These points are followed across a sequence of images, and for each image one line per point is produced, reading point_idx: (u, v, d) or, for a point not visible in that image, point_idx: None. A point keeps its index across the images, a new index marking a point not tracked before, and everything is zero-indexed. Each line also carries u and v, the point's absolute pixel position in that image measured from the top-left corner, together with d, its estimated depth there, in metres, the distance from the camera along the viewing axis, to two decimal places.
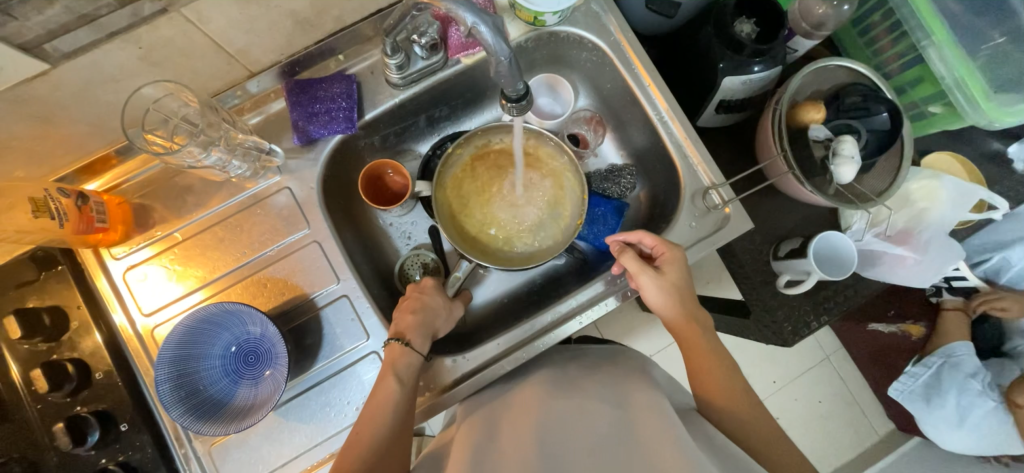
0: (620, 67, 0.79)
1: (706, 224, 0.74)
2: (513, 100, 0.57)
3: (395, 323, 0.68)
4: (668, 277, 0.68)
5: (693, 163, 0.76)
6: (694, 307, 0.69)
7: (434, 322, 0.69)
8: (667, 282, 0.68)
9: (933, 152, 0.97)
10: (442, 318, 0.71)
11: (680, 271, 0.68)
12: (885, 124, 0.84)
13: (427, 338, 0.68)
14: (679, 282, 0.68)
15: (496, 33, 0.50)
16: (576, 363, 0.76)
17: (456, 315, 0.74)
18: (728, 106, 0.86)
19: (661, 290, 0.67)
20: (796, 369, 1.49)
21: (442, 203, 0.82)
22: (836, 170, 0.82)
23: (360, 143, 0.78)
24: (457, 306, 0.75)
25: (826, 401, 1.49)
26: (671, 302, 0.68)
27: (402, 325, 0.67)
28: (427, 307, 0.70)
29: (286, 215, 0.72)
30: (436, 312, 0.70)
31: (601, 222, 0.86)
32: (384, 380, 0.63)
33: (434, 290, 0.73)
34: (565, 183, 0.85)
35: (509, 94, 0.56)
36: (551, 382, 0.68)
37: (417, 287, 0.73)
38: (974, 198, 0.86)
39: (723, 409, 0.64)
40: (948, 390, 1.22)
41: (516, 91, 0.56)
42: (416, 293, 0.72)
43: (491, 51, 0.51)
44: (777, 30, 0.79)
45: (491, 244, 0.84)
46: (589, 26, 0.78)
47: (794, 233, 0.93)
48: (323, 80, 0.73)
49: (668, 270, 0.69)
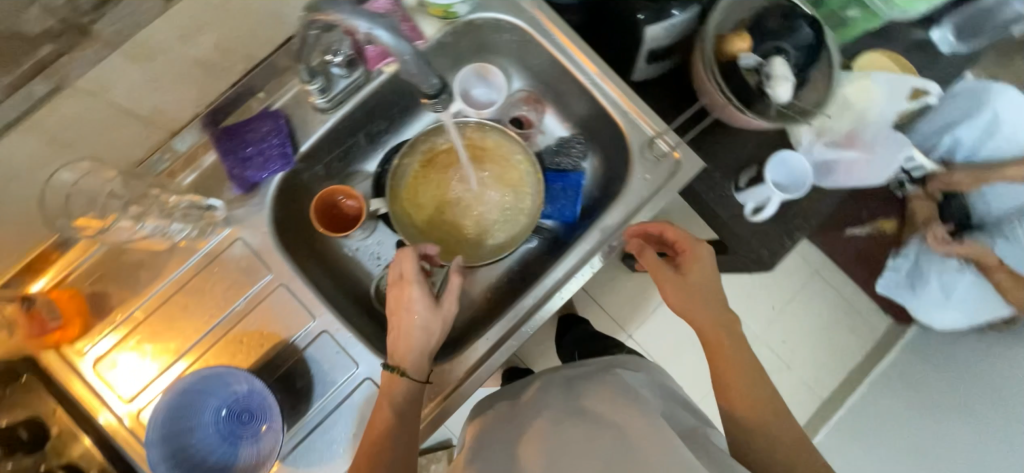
0: (547, 39, 0.78)
1: (659, 173, 0.75)
2: (433, 96, 0.60)
3: (395, 340, 0.67)
4: (689, 277, 0.71)
5: (634, 117, 0.76)
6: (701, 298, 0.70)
7: (431, 340, 0.68)
8: (686, 280, 0.71)
9: (865, 53, 0.99)
10: (439, 326, 0.69)
11: (700, 270, 0.71)
12: (810, 37, 0.85)
13: (425, 351, 0.68)
14: (701, 281, 0.71)
15: (394, 34, 0.50)
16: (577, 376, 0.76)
17: (450, 317, 0.70)
18: (659, 55, 0.87)
19: (682, 289, 0.70)
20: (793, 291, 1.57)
21: (402, 216, 0.83)
22: (774, 91, 0.84)
23: (303, 177, 0.77)
24: (449, 305, 0.70)
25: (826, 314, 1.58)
26: (693, 302, 0.70)
27: (402, 342, 0.67)
28: (426, 324, 0.68)
29: (245, 266, 0.70)
30: (432, 330, 0.68)
31: (562, 197, 0.87)
32: (379, 410, 0.64)
33: (422, 301, 0.68)
34: (518, 167, 0.86)
35: (427, 92, 0.60)
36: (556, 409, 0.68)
37: (403, 303, 0.68)
38: (907, 89, 0.88)
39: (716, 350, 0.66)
40: (928, 274, 1.32)
41: (434, 86, 0.60)
42: (407, 308, 0.68)
43: (398, 54, 0.52)
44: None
45: (461, 244, 0.84)
46: (503, 8, 0.77)
47: (750, 162, 0.95)
48: (248, 121, 0.70)
49: (688, 268, 0.71)
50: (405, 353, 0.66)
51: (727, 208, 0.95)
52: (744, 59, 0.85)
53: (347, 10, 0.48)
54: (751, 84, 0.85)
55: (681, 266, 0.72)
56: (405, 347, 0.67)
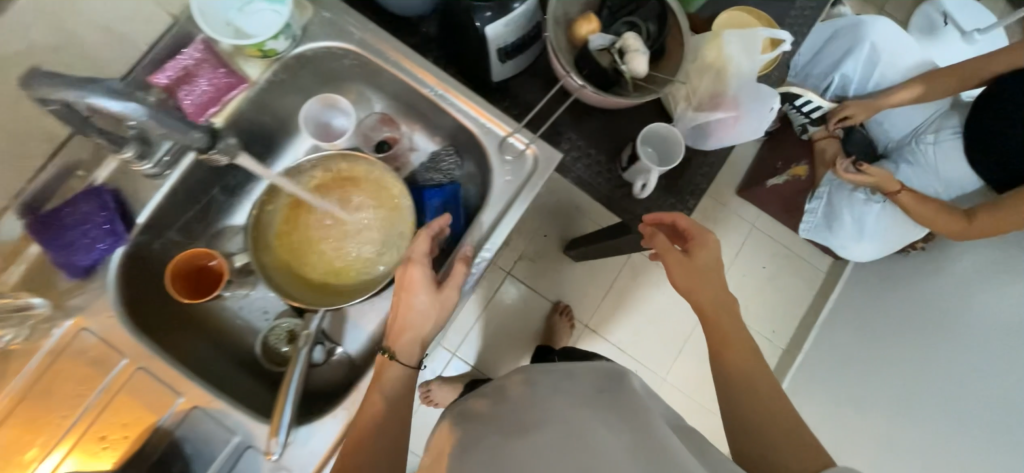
0: (382, 57, 0.74)
1: (521, 171, 0.73)
2: (209, 148, 0.65)
3: (396, 326, 0.69)
4: (695, 258, 0.73)
5: (485, 122, 0.74)
6: (698, 279, 0.73)
7: (426, 327, 0.69)
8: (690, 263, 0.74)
9: (724, 11, 0.99)
10: (436, 310, 0.69)
11: (707, 258, 0.73)
12: (656, 8, 0.87)
13: (419, 338, 0.69)
14: (704, 265, 0.73)
15: (122, 98, 0.53)
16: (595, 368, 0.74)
17: (449, 303, 0.69)
18: (510, 53, 0.86)
19: (685, 269, 0.73)
20: (734, 249, 1.64)
21: (276, 266, 0.79)
22: (630, 66, 0.82)
23: (153, 247, 0.72)
24: (450, 293, 0.69)
25: (768, 265, 1.64)
26: (695, 284, 0.73)
27: (401, 328, 0.68)
28: (424, 310, 0.68)
29: (95, 356, 0.66)
30: (427, 316, 0.68)
31: (443, 213, 0.83)
32: (372, 395, 0.66)
33: (423, 287, 0.68)
34: (391, 190, 0.82)
35: (200, 146, 0.64)
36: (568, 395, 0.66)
37: (406, 284, 0.68)
38: (757, 41, 0.88)
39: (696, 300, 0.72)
40: (841, 210, 1.35)
41: (202, 140, 0.64)
42: (410, 292, 0.68)
43: (132, 117, 0.54)
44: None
45: (345, 282, 0.81)
46: (329, 35, 0.73)
47: (624, 141, 0.96)
48: (67, 203, 0.64)
49: (695, 252, 0.74)
50: (403, 340, 0.69)
51: (616, 189, 0.98)
52: (595, 41, 0.84)
53: (61, 85, 0.48)
54: (605, 66, 0.84)
55: (688, 250, 0.75)
56: (403, 332, 0.68)
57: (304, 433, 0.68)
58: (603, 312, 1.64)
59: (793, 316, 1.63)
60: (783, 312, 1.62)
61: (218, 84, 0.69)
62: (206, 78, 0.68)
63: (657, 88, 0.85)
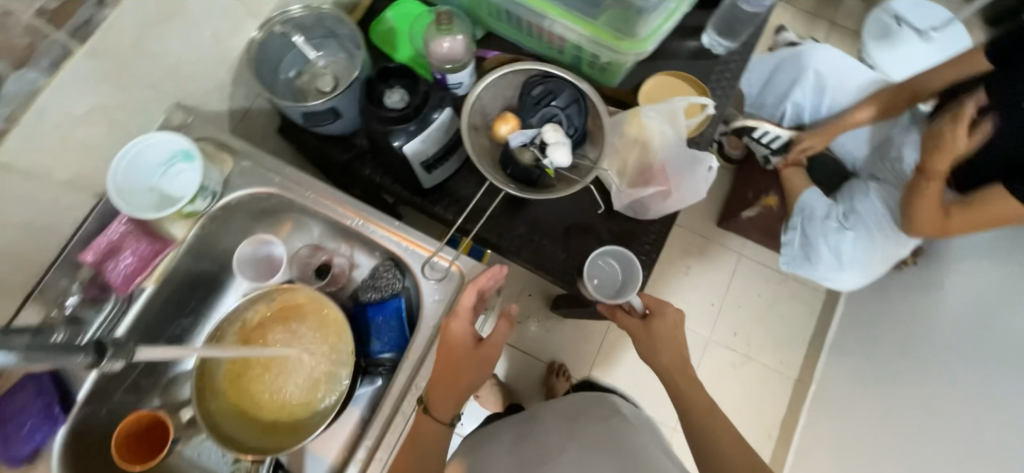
0: (300, 195, 0.78)
1: (447, 290, 0.75)
2: (101, 358, 0.56)
3: (438, 382, 0.72)
4: (651, 323, 0.84)
5: (408, 246, 0.77)
6: (662, 346, 0.82)
7: (463, 381, 0.73)
8: (647, 332, 0.84)
9: (648, 79, 1.00)
10: (477, 361, 0.74)
11: (661, 325, 0.83)
12: (574, 94, 0.88)
13: (456, 394, 0.73)
14: (666, 325, 0.83)
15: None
16: (578, 409, 0.75)
17: (487, 356, 0.75)
18: (434, 162, 0.88)
19: (653, 334, 0.83)
20: (722, 286, 1.46)
21: (226, 413, 0.78)
22: (552, 156, 0.82)
23: (101, 416, 0.73)
24: (488, 347, 0.75)
25: (765, 293, 1.46)
26: (663, 348, 0.82)
27: (438, 383, 0.72)
28: (466, 363, 0.73)
29: None
30: (466, 368, 0.73)
31: (387, 329, 0.82)
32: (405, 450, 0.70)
33: (465, 341, 0.72)
34: (333, 317, 0.82)
35: (91, 361, 0.56)
36: (574, 431, 0.69)
37: (452, 336, 0.71)
38: (677, 108, 0.89)
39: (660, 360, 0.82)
40: (818, 241, 1.23)
41: (89, 358, 0.55)
42: (458, 344, 0.72)
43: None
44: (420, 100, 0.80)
45: (296, 417, 0.80)
46: (251, 182, 0.77)
47: (566, 222, 0.96)
48: (15, 394, 0.69)
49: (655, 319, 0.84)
50: (440, 393, 0.72)
51: (564, 272, 0.94)
52: (513, 139, 0.84)
53: None
54: (526, 164, 0.85)
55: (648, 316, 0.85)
56: (441, 386, 0.72)
57: None
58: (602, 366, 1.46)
59: (796, 345, 1.41)
60: (793, 343, 1.41)
61: (143, 253, 0.72)
62: (131, 250, 0.72)
63: (579, 178, 0.86)
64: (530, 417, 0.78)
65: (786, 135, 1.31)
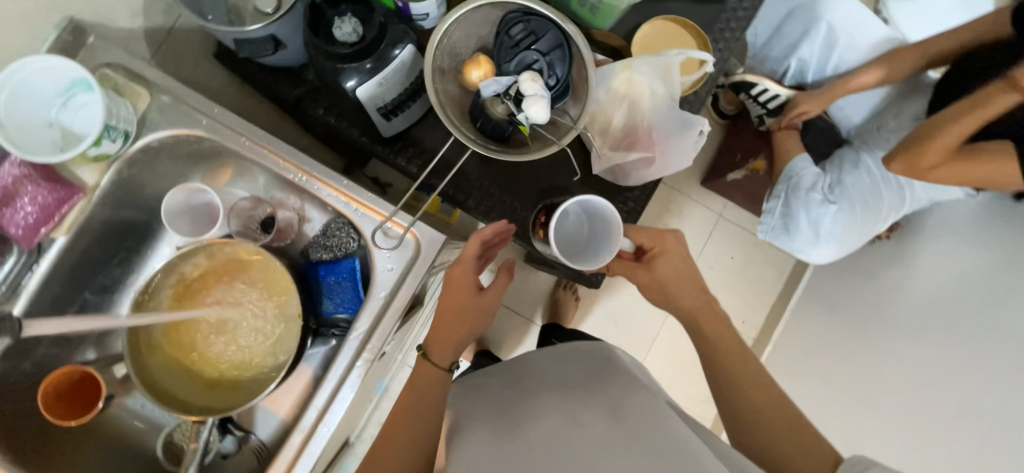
0: (231, 140, 0.68)
1: (401, 258, 0.70)
2: None
3: (438, 323, 0.69)
4: (655, 269, 0.73)
5: (359, 208, 0.70)
6: (677, 288, 0.72)
7: (461, 328, 0.68)
8: (652, 274, 0.73)
9: (645, 24, 0.88)
10: (480, 307, 0.69)
11: (667, 263, 0.73)
12: (557, 37, 0.76)
13: (454, 339, 0.68)
14: (671, 273, 0.72)
15: None
16: (576, 369, 0.72)
17: (493, 304, 0.70)
18: (394, 109, 0.78)
19: (653, 281, 0.73)
20: (698, 245, 1.44)
21: (166, 369, 0.74)
22: (529, 112, 0.71)
23: (24, 367, 0.68)
24: (492, 295, 0.70)
25: (739, 254, 1.43)
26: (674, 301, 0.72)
27: (437, 327, 0.69)
28: (469, 306, 0.68)
29: None
30: (467, 315, 0.68)
31: (339, 290, 0.76)
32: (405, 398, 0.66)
33: (468, 287, 0.69)
34: (279, 277, 0.76)
35: None
36: (566, 391, 0.65)
37: (457, 278, 0.68)
38: (672, 65, 0.79)
39: (670, 303, 0.73)
40: (798, 212, 1.19)
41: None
42: (461, 287, 0.68)
43: None
44: (374, 33, 0.69)
45: (242, 376, 0.76)
46: (176, 121, 0.68)
47: (541, 183, 0.89)
48: None
49: (658, 263, 0.73)
50: (440, 337, 0.68)
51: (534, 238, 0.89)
52: (485, 88, 0.73)
53: None
54: (499, 118, 0.75)
55: (650, 262, 0.73)
56: (440, 329, 0.68)
57: None
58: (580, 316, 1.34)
59: (763, 305, 1.41)
60: (759, 305, 1.42)
61: (48, 201, 0.64)
62: (29, 198, 0.64)
63: (557, 138, 0.78)
64: (520, 376, 0.74)
65: (785, 94, 1.21)
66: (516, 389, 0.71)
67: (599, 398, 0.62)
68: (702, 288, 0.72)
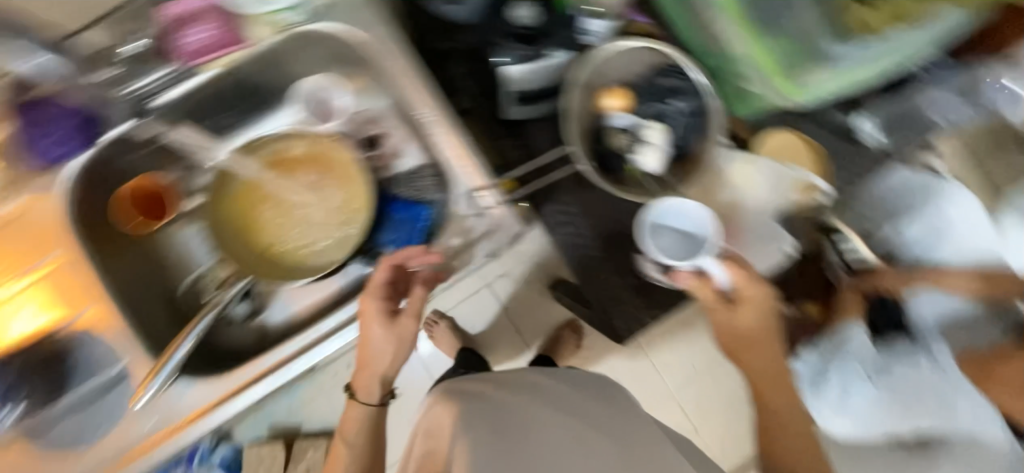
0: (388, 60, 0.73)
1: (479, 225, 0.74)
2: None
3: (363, 358, 0.76)
4: (737, 313, 0.78)
5: (463, 166, 0.72)
6: (750, 352, 0.80)
7: (384, 358, 0.75)
8: (733, 318, 0.79)
9: (773, 131, 0.86)
10: (396, 345, 0.74)
11: (753, 316, 0.78)
12: (697, 105, 0.80)
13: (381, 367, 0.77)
14: (752, 320, 0.78)
15: None
16: (582, 397, 0.76)
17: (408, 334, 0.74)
18: (528, 96, 0.81)
19: (732, 324, 0.79)
20: None
21: (230, 217, 0.81)
22: (640, 157, 0.80)
23: (124, 160, 0.75)
24: (405, 324, 0.73)
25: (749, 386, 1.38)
26: (749, 362, 0.80)
27: (363, 362, 0.77)
28: (382, 341, 0.73)
29: (32, 240, 0.71)
30: (381, 354, 0.75)
31: (402, 228, 0.81)
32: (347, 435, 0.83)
33: (378, 320, 0.72)
34: (359, 187, 0.81)
35: None
36: (556, 408, 0.71)
37: (364, 317, 0.72)
38: (791, 178, 0.82)
39: (743, 361, 0.81)
40: (834, 373, 1.04)
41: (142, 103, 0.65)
42: (374, 328, 0.72)
43: None
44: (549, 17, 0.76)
45: (287, 258, 0.80)
46: (347, 19, 0.73)
47: (624, 226, 0.84)
48: (47, 100, 0.70)
49: (744, 308, 0.78)
50: (366, 371, 0.78)
51: (587, 271, 0.85)
52: (616, 118, 0.80)
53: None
54: (615, 150, 0.81)
55: (737, 302, 0.78)
56: (365, 365, 0.77)
57: (183, 387, 0.70)
58: (574, 362, 1.30)
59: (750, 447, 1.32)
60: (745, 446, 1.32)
61: (217, 35, 0.72)
62: (211, 25, 0.71)
63: (656, 192, 0.81)
64: (517, 377, 0.81)
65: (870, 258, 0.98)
66: (510, 390, 0.76)
67: (607, 436, 0.65)
68: (776, 351, 0.80)
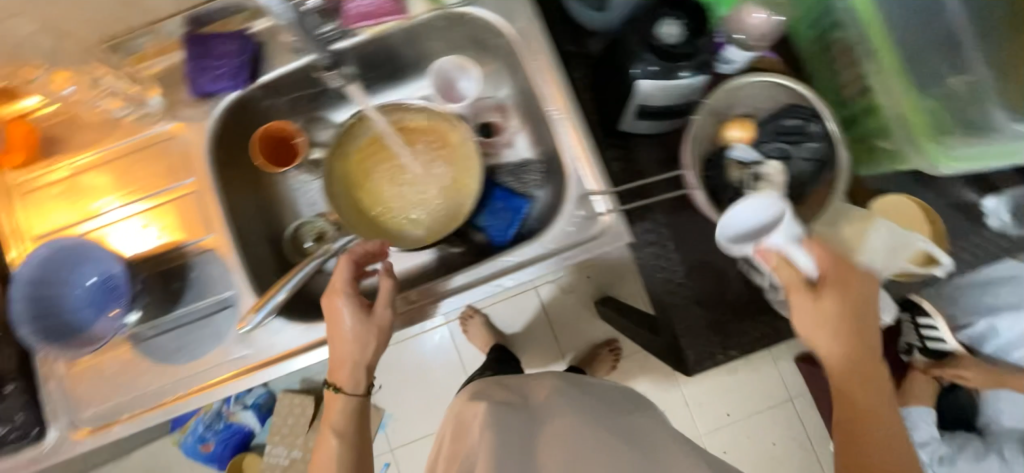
0: (528, 54, 0.76)
1: (584, 229, 0.73)
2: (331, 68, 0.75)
3: (335, 359, 0.71)
4: (821, 302, 0.61)
5: (583, 169, 0.73)
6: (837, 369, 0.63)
7: (360, 352, 0.70)
8: (818, 313, 0.62)
9: (889, 195, 0.83)
10: (373, 339, 0.70)
11: (838, 305, 0.61)
12: (823, 151, 0.77)
13: (359, 361, 0.70)
14: (837, 310, 0.61)
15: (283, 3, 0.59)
16: (612, 419, 0.75)
17: (383, 323, 0.70)
18: (651, 113, 0.80)
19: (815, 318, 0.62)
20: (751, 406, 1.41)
21: (340, 176, 0.83)
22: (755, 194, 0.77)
23: (261, 104, 0.79)
24: (379, 312, 0.70)
25: (780, 444, 1.41)
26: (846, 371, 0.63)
27: (339, 361, 0.70)
28: (358, 335, 0.69)
29: (175, 162, 0.76)
30: (355, 350, 0.70)
31: (500, 215, 0.83)
32: (327, 438, 0.73)
33: (348, 313, 0.69)
34: (469, 170, 0.83)
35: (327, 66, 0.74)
36: (571, 424, 0.72)
37: (331, 312, 0.69)
38: (911, 249, 0.76)
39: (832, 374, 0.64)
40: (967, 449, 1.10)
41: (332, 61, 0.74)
42: (341, 322, 0.69)
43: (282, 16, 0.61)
44: (701, 34, 0.73)
45: (388, 222, 0.84)
46: (498, 9, 0.76)
47: (714, 258, 0.83)
48: (222, 36, 0.75)
49: (826, 294, 0.62)
50: (341, 370, 0.71)
51: (669, 296, 0.82)
52: (738, 150, 0.78)
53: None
54: (731, 182, 0.78)
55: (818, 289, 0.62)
56: (341, 364, 0.70)
57: (278, 325, 0.74)
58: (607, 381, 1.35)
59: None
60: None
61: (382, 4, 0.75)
62: None
63: None
64: (524, 397, 0.81)
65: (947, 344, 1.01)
66: (522, 405, 0.77)
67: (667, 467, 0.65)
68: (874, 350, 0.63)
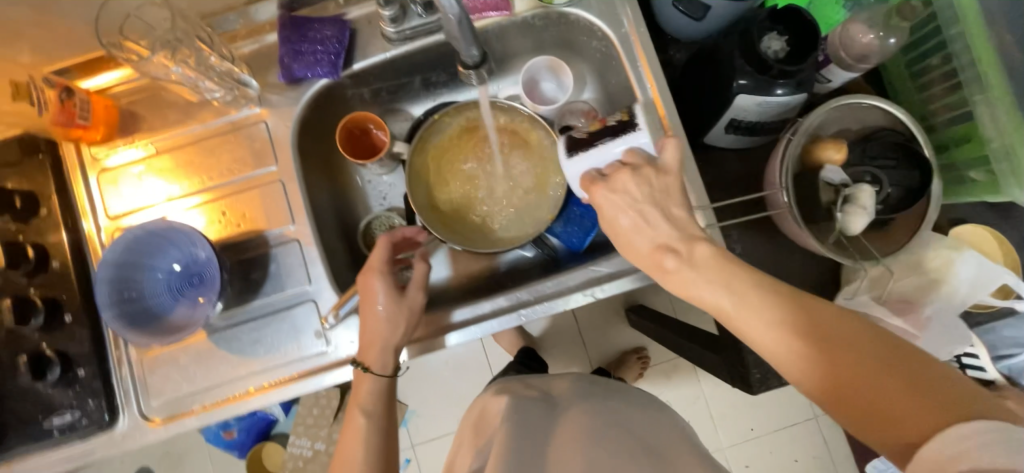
0: (629, 60, 0.73)
1: None
2: (470, 66, 0.68)
3: (363, 342, 0.68)
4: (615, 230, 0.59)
5: None
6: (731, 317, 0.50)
7: (394, 334, 0.67)
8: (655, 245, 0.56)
9: (961, 225, 0.83)
10: (404, 318, 0.67)
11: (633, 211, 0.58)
12: (913, 179, 0.74)
13: (388, 344, 0.67)
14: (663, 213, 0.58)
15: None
16: (674, 431, 0.71)
17: (417, 304, 0.68)
18: (739, 127, 0.78)
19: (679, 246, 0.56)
20: (776, 422, 1.41)
21: (419, 170, 0.82)
22: (844, 218, 0.72)
23: (346, 92, 0.77)
24: (414, 295, 0.68)
25: (803, 462, 1.40)
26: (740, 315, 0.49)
27: (367, 342, 0.67)
28: (391, 316, 0.67)
29: (258, 148, 0.73)
30: (388, 333, 0.67)
31: (578, 223, 0.79)
32: (352, 418, 0.68)
33: (384, 295, 0.67)
34: (549, 173, 0.82)
35: (466, 61, 0.68)
36: (603, 423, 0.65)
37: (368, 290, 0.67)
38: (996, 284, 0.74)
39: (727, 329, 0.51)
40: None
41: (473, 58, 0.67)
42: (372, 300, 0.67)
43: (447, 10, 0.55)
44: (809, 51, 0.71)
45: (463, 221, 0.82)
46: (600, 12, 0.74)
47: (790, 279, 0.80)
48: (318, 20, 0.72)
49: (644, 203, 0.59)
50: (371, 354, 0.67)
51: None
52: (829, 172, 0.75)
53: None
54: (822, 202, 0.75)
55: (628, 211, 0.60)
56: (370, 346, 0.67)
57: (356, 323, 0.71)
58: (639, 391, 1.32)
59: None
60: None
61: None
62: None
63: (858, 257, 0.73)
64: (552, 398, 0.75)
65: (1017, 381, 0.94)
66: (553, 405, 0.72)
67: None
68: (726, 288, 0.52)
